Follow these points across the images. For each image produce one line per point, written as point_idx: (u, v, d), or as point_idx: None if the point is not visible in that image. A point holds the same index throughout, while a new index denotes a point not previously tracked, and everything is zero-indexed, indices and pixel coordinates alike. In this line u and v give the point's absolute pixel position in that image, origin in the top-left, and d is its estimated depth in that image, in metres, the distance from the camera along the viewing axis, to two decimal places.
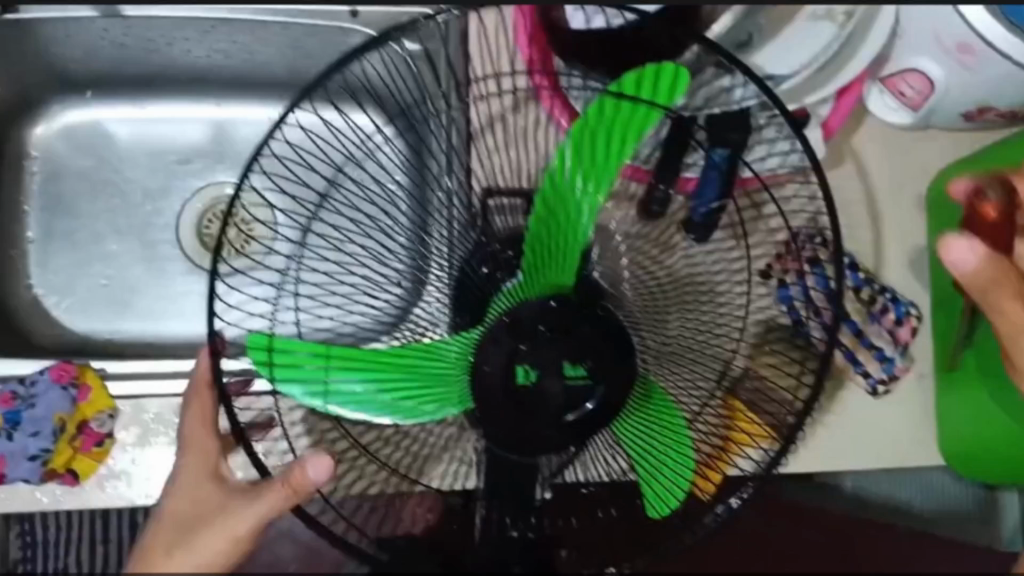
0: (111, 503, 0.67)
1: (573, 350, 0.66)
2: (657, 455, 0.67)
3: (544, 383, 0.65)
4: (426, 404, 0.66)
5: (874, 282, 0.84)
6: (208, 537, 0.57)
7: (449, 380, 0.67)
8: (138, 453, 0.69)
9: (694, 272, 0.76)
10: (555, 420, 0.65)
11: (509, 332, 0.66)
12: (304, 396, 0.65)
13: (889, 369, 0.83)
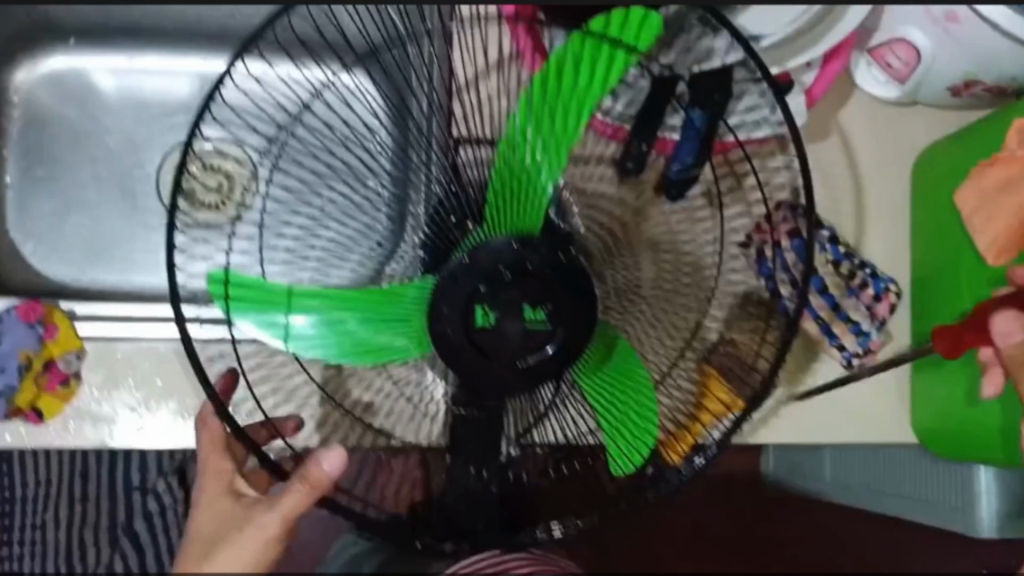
0: (73, 440, 0.71)
1: (533, 293, 0.62)
2: (620, 409, 0.64)
3: (503, 324, 0.62)
4: (385, 344, 0.64)
5: (854, 257, 0.82)
6: (237, 545, 0.58)
7: (410, 320, 0.64)
8: (103, 394, 0.72)
9: (660, 247, 0.65)
10: (510, 364, 0.62)
11: (467, 271, 0.62)
12: (260, 324, 0.63)
13: (864, 343, 0.81)
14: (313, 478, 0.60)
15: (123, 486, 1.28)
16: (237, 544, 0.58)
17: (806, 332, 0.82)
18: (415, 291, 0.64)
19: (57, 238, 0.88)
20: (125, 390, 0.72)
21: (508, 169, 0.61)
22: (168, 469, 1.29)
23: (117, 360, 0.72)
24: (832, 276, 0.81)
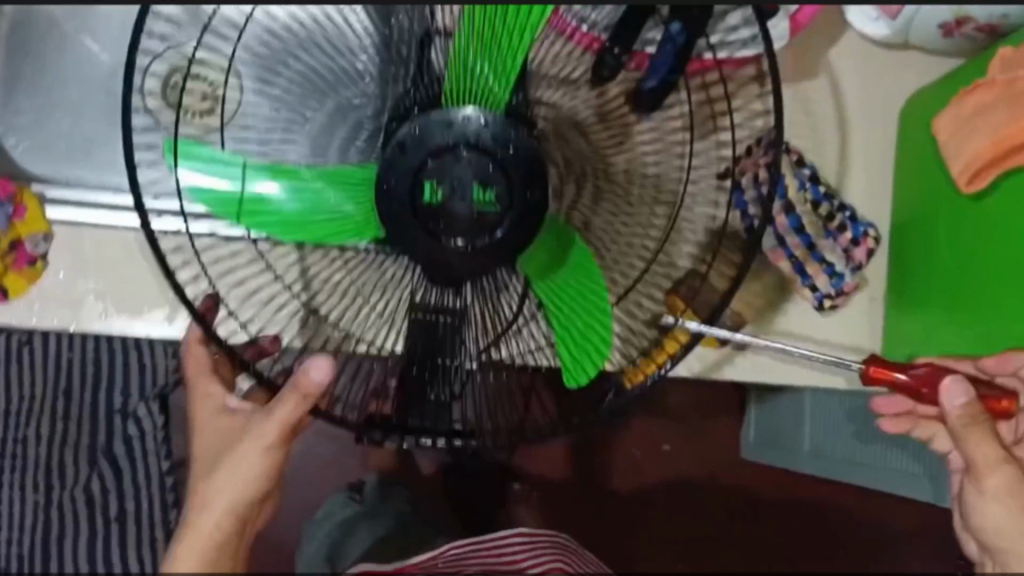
0: (38, 320, 0.73)
1: (483, 172, 0.62)
2: (577, 321, 0.65)
3: (450, 204, 0.63)
4: (330, 226, 0.64)
5: (834, 198, 0.81)
6: (238, 456, 0.64)
7: (358, 203, 0.64)
8: (68, 279, 0.74)
9: (637, 165, 0.65)
10: (457, 249, 0.64)
11: (416, 147, 0.62)
12: (204, 187, 0.62)
13: (837, 285, 0.80)
14: (300, 387, 0.63)
15: None
16: (238, 456, 0.64)
17: (779, 271, 0.81)
18: (361, 172, 0.64)
19: (40, 134, 0.85)
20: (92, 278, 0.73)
21: (464, 70, 0.60)
22: None
23: (86, 247, 0.73)
24: (810, 215, 0.80)
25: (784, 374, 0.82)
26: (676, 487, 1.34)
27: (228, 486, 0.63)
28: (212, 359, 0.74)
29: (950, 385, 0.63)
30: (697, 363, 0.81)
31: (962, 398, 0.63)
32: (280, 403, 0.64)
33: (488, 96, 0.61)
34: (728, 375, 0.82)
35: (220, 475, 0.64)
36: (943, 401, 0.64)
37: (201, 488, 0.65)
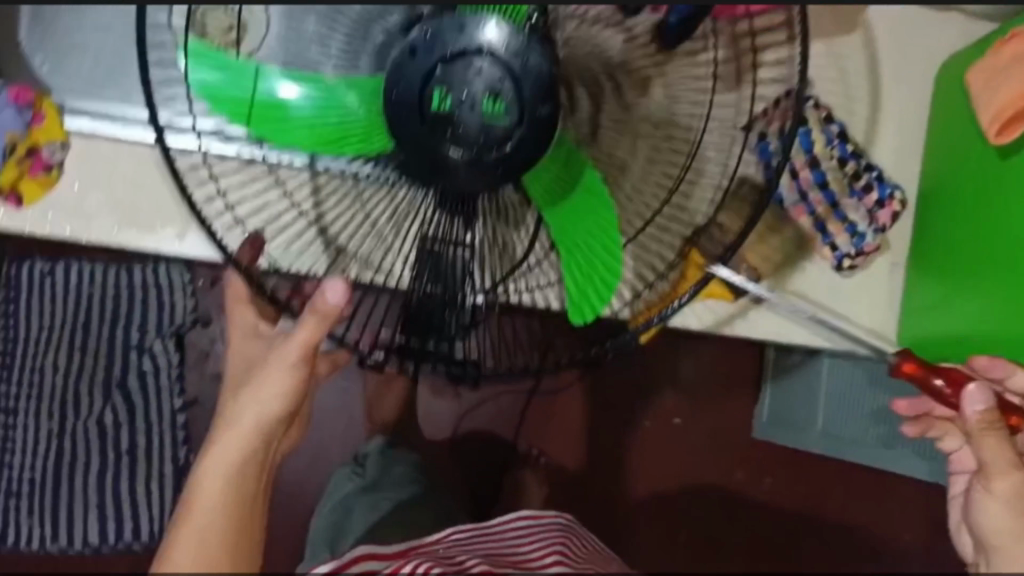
0: (49, 231, 0.73)
1: (492, 81, 0.59)
2: (586, 258, 0.63)
3: (459, 114, 0.59)
4: (343, 140, 0.62)
5: (862, 157, 0.78)
6: (264, 380, 0.68)
7: (372, 116, 0.62)
8: (85, 191, 0.73)
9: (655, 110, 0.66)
10: (467, 162, 0.60)
11: (426, 50, 0.59)
12: (216, 83, 0.59)
13: (858, 245, 0.78)
14: (319, 309, 0.65)
15: None
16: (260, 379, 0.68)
17: (799, 228, 0.79)
18: (372, 84, 0.62)
19: None
20: (107, 190, 0.73)
21: None
22: None
23: (103, 159, 0.73)
24: (835, 173, 0.78)
25: (800, 334, 0.81)
26: (683, 460, 1.33)
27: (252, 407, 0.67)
28: (248, 290, 0.78)
29: (971, 393, 0.61)
30: (709, 316, 0.80)
31: (983, 404, 0.61)
32: (301, 325, 0.67)
33: (505, 9, 0.59)
34: (740, 330, 0.80)
35: (242, 397, 0.68)
36: (962, 405, 0.62)
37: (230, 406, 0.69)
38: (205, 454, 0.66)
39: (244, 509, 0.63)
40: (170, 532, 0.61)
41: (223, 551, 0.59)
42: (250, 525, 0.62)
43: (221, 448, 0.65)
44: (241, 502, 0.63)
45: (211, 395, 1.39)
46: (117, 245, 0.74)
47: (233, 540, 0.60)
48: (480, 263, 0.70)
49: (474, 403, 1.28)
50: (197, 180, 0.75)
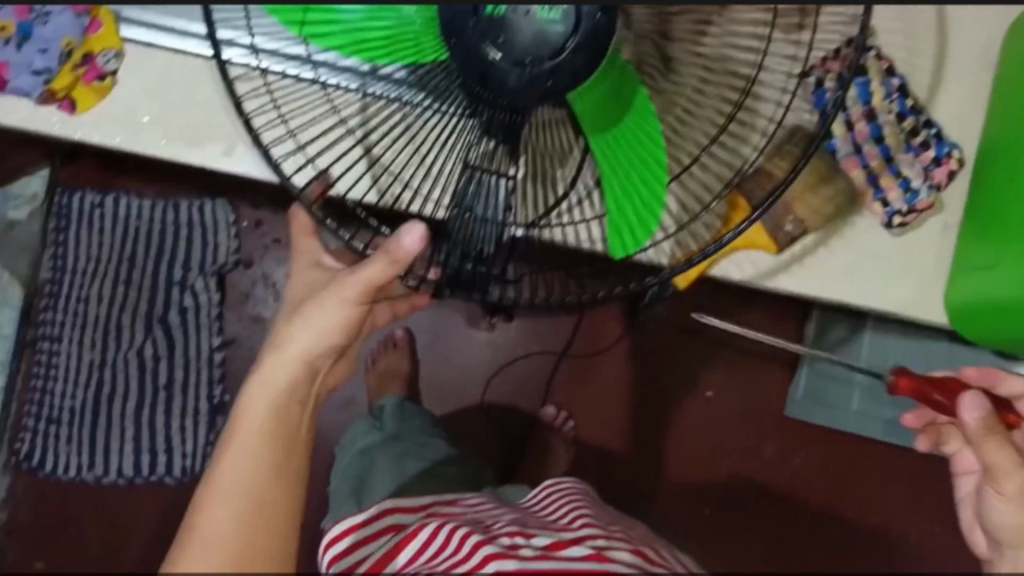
0: (99, 138, 0.73)
1: None
2: (631, 195, 0.67)
3: (511, 17, 0.60)
4: (396, 51, 0.65)
5: (922, 113, 0.76)
6: (326, 311, 0.69)
7: (425, 28, 0.64)
8: (138, 101, 0.73)
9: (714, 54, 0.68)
10: (517, 66, 0.61)
11: None
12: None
13: (910, 201, 0.76)
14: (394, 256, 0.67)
15: (165, 279, 1.36)
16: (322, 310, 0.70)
17: (851, 182, 0.76)
18: None
19: None
20: (157, 102, 0.73)
21: None
22: (209, 270, 1.36)
23: (155, 70, 0.73)
24: (892, 127, 0.76)
25: (841, 291, 0.79)
26: (707, 429, 1.35)
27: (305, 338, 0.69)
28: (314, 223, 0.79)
29: (966, 399, 0.65)
30: (751, 266, 0.78)
31: (981, 411, 0.64)
32: (373, 264, 0.68)
33: None
34: (781, 284, 0.79)
35: (299, 321, 0.70)
36: (960, 412, 0.65)
37: (287, 331, 0.70)
38: (259, 373, 0.68)
39: (286, 434, 0.64)
40: (216, 451, 0.63)
41: (264, 476, 0.61)
42: (290, 451, 0.64)
43: (265, 377, 0.67)
44: (285, 430, 0.65)
45: (251, 338, 1.39)
46: (165, 157, 0.74)
47: (275, 464, 0.62)
48: (527, 191, 0.72)
49: (506, 360, 1.37)
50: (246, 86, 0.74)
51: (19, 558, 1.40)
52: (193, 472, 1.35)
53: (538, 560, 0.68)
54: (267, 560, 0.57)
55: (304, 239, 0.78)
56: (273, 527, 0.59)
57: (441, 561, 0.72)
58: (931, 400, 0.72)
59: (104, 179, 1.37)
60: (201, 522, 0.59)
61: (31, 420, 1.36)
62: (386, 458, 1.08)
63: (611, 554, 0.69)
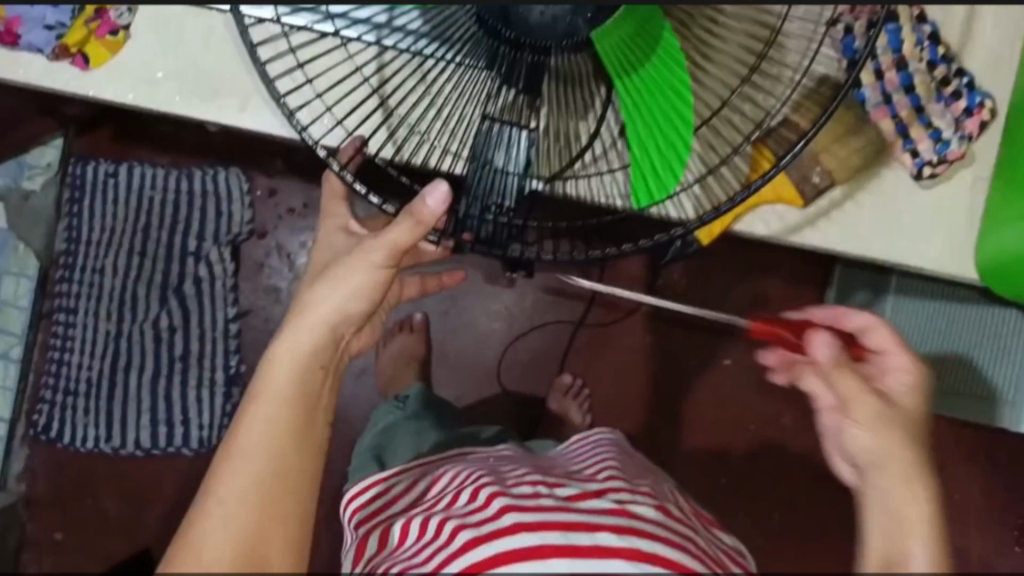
0: (114, 95, 0.73)
1: None
2: (658, 138, 0.65)
3: None
4: None
5: (953, 61, 0.74)
6: (350, 275, 0.68)
7: None
8: (151, 55, 0.72)
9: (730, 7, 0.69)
10: None
11: None
12: None
13: (941, 151, 0.74)
14: (422, 214, 0.66)
15: (180, 250, 1.35)
16: (345, 272, 0.68)
17: (880, 131, 0.75)
18: None
19: None
20: (171, 57, 0.72)
21: None
22: (223, 240, 1.35)
23: (168, 25, 0.72)
24: (922, 76, 0.74)
25: (868, 246, 0.78)
26: (723, 398, 1.34)
27: (331, 303, 0.68)
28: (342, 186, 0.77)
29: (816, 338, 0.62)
30: (778, 222, 0.77)
31: (831, 348, 0.61)
32: (397, 228, 0.67)
33: None
34: (809, 240, 0.78)
35: (323, 287, 0.68)
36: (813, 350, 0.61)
37: (311, 295, 0.68)
38: (281, 337, 0.66)
39: (310, 404, 0.64)
40: (238, 408, 0.62)
41: (289, 442, 0.61)
42: (313, 419, 0.63)
43: (290, 343, 0.65)
44: (308, 395, 0.64)
45: (266, 307, 1.38)
46: (178, 113, 0.74)
47: (296, 433, 0.61)
48: (544, 146, 0.70)
49: (524, 329, 1.35)
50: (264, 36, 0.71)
51: (39, 530, 1.41)
52: (210, 444, 1.35)
53: (556, 510, 0.69)
54: (281, 527, 0.57)
55: (333, 202, 0.76)
56: (289, 497, 0.58)
57: (459, 506, 0.73)
58: (782, 339, 0.69)
59: (117, 148, 1.37)
60: (221, 481, 0.58)
61: (48, 392, 1.35)
62: (408, 432, 1.08)
63: (639, 521, 0.69)
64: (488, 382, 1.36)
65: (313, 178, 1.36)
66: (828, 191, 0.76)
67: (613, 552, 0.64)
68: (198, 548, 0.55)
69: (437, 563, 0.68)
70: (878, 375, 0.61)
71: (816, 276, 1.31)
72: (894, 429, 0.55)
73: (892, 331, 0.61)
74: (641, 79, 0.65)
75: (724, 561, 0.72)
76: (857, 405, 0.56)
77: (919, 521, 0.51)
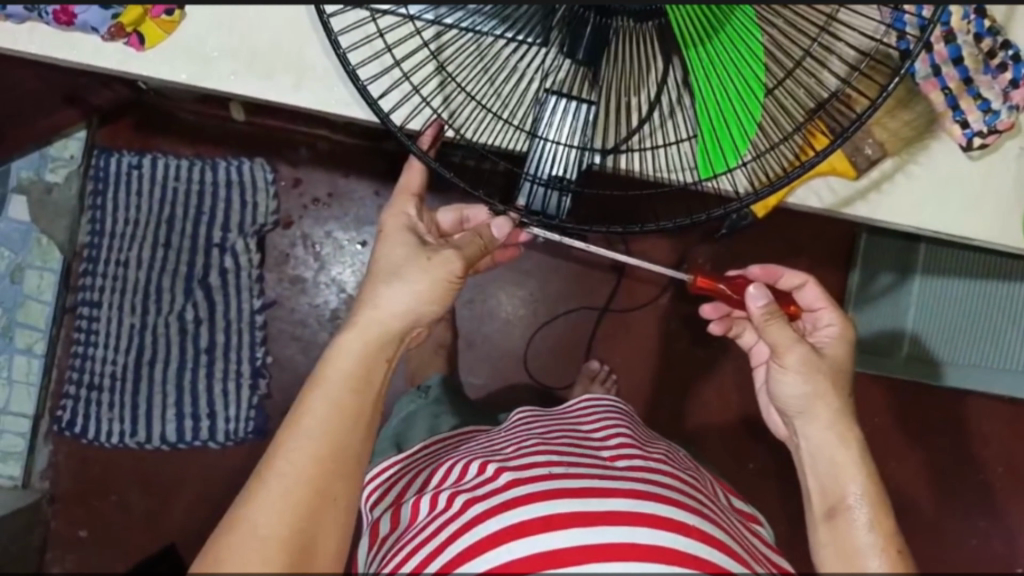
0: (169, 72, 0.73)
1: None
2: (725, 109, 0.69)
3: None
4: None
5: (1000, 34, 0.73)
6: (421, 272, 0.67)
7: None
8: (206, 34, 0.72)
9: None
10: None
11: None
12: None
13: (991, 122, 0.74)
14: (484, 237, 0.71)
15: (204, 241, 1.35)
16: (422, 269, 0.67)
17: (930, 103, 0.76)
18: None
19: None
20: (225, 35, 0.72)
21: None
22: (248, 231, 1.34)
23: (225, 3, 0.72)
24: (970, 49, 0.73)
25: (916, 217, 0.78)
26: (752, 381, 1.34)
27: (402, 304, 0.66)
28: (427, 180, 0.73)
29: (753, 290, 0.68)
30: (830, 194, 0.78)
31: (766, 300, 0.68)
32: (465, 243, 0.70)
33: None
34: (860, 212, 0.78)
35: (397, 286, 0.66)
36: (748, 303, 0.68)
37: (379, 285, 0.67)
38: (348, 325, 0.66)
39: (375, 394, 0.64)
40: (302, 390, 0.62)
41: (346, 426, 0.61)
42: (373, 409, 0.63)
43: (359, 331, 0.65)
44: (372, 381, 0.64)
45: (292, 298, 1.37)
46: (231, 92, 0.74)
47: (353, 419, 0.62)
48: (604, 120, 0.70)
49: (546, 318, 1.36)
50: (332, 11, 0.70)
51: (62, 526, 1.34)
52: (237, 436, 1.34)
53: (565, 478, 0.69)
54: (332, 510, 0.59)
55: (405, 197, 0.73)
56: (336, 481, 0.60)
57: (468, 480, 0.73)
58: (721, 293, 0.74)
59: (140, 140, 1.36)
60: (279, 456, 0.59)
61: (72, 387, 1.33)
62: (426, 424, 1.00)
63: (663, 489, 0.69)
64: (515, 370, 1.35)
65: (338, 168, 1.36)
66: (880, 163, 0.77)
67: (662, 523, 0.64)
68: (252, 520, 0.57)
69: (446, 535, 0.67)
70: (811, 330, 0.73)
71: (841, 257, 1.31)
72: (822, 375, 0.67)
73: (822, 290, 0.73)
74: (712, 49, 0.68)
75: (738, 527, 0.73)
76: (789, 354, 0.67)
77: (849, 465, 0.63)
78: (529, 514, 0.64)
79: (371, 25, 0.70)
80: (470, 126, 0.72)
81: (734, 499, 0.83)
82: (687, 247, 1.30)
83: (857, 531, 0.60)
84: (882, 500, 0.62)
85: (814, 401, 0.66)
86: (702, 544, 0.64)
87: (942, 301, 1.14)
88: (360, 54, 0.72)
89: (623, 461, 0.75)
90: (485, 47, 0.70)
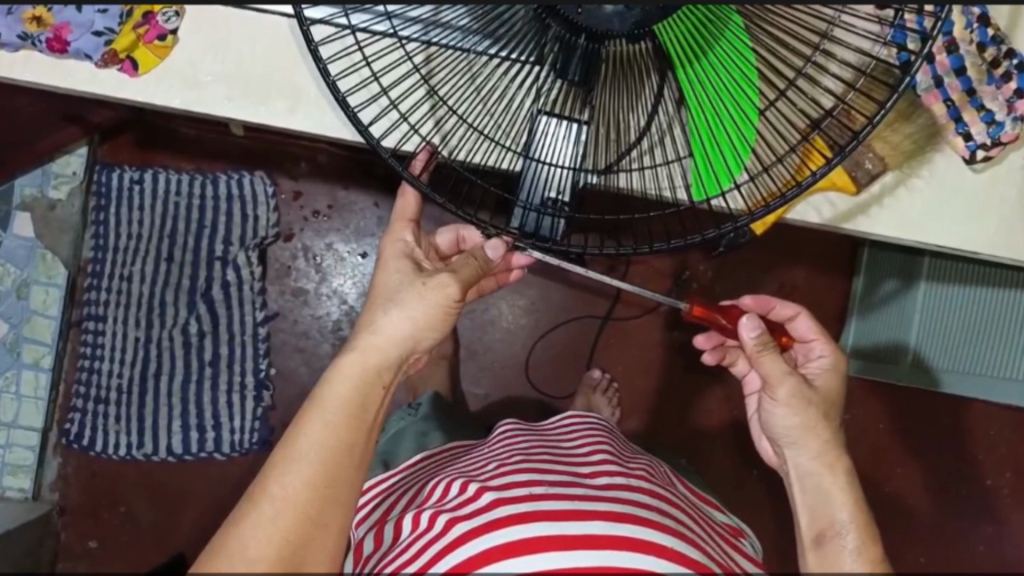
0: (160, 97, 0.73)
1: None
2: (721, 131, 0.68)
3: None
4: None
5: (1004, 42, 0.72)
6: (416, 298, 0.67)
7: None
8: (198, 60, 0.72)
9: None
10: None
11: None
12: None
13: (995, 134, 0.72)
14: (479, 259, 0.70)
15: (207, 254, 1.35)
16: (415, 297, 0.67)
17: (932, 116, 0.74)
18: None
19: None
20: (220, 59, 0.72)
21: None
22: (250, 244, 1.35)
23: (217, 28, 0.72)
24: (973, 58, 0.72)
25: (919, 230, 0.77)
26: None
27: (399, 330, 0.66)
28: (420, 205, 0.73)
29: (744, 321, 0.68)
30: (830, 209, 0.77)
31: (758, 331, 0.67)
32: (461, 265, 0.69)
33: None
34: (861, 228, 0.78)
35: (394, 312, 0.66)
36: (741, 333, 0.68)
37: (376, 310, 0.67)
38: (338, 356, 0.65)
39: (368, 422, 0.63)
40: (297, 413, 0.62)
41: (336, 454, 0.61)
42: (367, 439, 0.63)
43: (358, 355, 0.65)
44: (367, 408, 0.63)
45: (294, 311, 1.37)
46: (224, 116, 0.74)
47: (345, 445, 0.61)
48: (599, 139, 0.70)
49: (548, 327, 1.35)
50: (329, 38, 0.70)
51: (72, 538, 1.34)
52: (242, 447, 1.34)
53: (546, 498, 0.68)
54: (321, 538, 0.59)
55: (401, 223, 0.72)
56: (321, 509, 0.59)
57: (449, 500, 0.72)
58: (716, 323, 0.74)
59: (142, 156, 1.37)
60: (271, 482, 0.59)
61: (79, 400, 1.33)
62: (413, 442, 0.99)
63: (646, 510, 0.68)
64: (517, 379, 1.35)
65: (338, 180, 1.36)
66: (880, 177, 0.76)
67: (640, 545, 0.63)
68: (242, 542, 0.56)
69: (429, 557, 0.66)
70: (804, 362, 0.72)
71: (844, 265, 1.31)
72: (818, 404, 0.66)
73: (815, 321, 0.72)
74: (705, 67, 0.67)
75: (720, 544, 0.72)
76: (781, 386, 0.66)
77: (842, 492, 0.63)
78: (512, 536, 0.64)
79: (358, 51, 0.70)
80: (463, 149, 0.71)
81: (716, 513, 0.82)
82: (687, 256, 1.30)
83: (847, 558, 0.60)
84: (872, 527, 0.62)
85: (802, 433, 0.65)
86: (680, 566, 0.63)
87: (946, 316, 1.12)
88: (349, 81, 0.72)
89: (603, 478, 0.74)
90: (476, 66, 0.69)
